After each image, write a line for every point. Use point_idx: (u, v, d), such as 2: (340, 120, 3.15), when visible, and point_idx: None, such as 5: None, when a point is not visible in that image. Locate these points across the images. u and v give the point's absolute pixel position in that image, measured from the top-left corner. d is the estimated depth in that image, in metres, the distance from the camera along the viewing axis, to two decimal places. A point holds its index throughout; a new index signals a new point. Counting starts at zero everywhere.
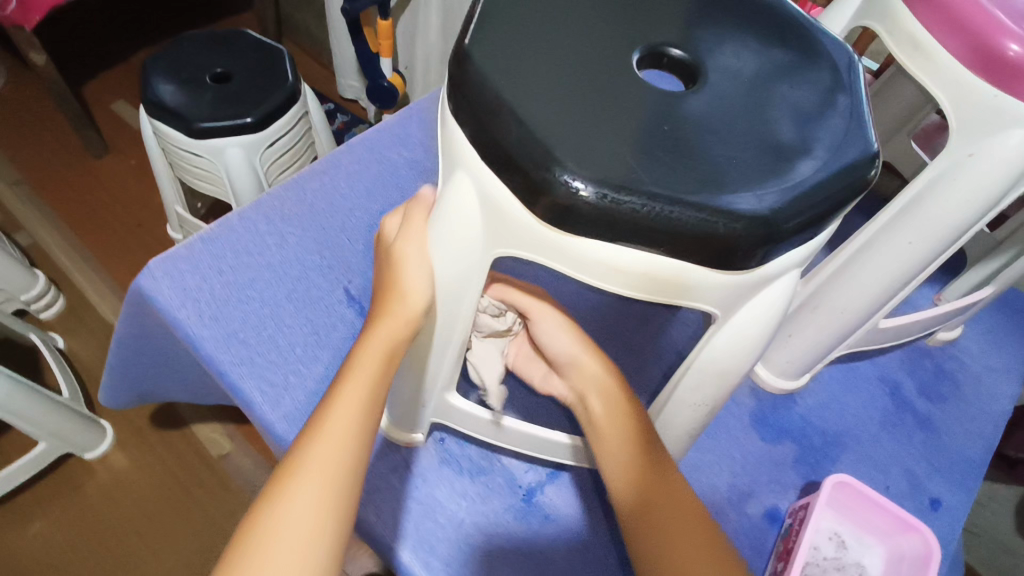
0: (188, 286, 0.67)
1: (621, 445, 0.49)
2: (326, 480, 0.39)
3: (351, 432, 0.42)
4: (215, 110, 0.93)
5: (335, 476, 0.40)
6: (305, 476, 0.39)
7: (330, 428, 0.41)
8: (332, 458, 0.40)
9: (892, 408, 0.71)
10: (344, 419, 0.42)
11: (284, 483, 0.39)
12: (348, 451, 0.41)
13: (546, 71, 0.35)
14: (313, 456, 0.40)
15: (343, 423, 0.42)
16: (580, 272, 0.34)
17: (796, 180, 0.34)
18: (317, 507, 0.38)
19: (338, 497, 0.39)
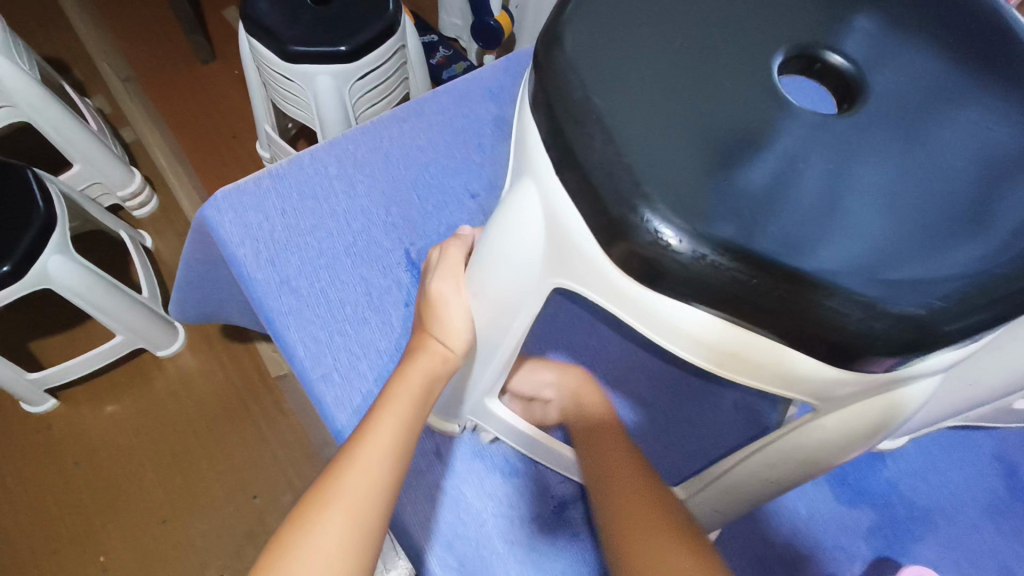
0: (251, 223, 0.65)
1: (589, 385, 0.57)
2: (359, 508, 0.36)
3: (390, 455, 0.39)
4: (311, 34, 0.88)
5: (368, 504, 0.36)
6: (339, 500, 0.36)
7: (369, 451, 0.38)
8: (369, 483, 0.37)
9: (1003, 493, 0.60)
10: (385, 442, 0.39)
11: (317, 506, 0.36)
12: (384, 476, 0.38)
13: (656, 76, 0.28)
14: (350, 478, 0.37)
15: (384, 446, 0.39)
16: (656, 333, 0.29)
17: (965, 267, 0.25)
18: (347, 536, 0.35)
19: (368, 527, 0.36)
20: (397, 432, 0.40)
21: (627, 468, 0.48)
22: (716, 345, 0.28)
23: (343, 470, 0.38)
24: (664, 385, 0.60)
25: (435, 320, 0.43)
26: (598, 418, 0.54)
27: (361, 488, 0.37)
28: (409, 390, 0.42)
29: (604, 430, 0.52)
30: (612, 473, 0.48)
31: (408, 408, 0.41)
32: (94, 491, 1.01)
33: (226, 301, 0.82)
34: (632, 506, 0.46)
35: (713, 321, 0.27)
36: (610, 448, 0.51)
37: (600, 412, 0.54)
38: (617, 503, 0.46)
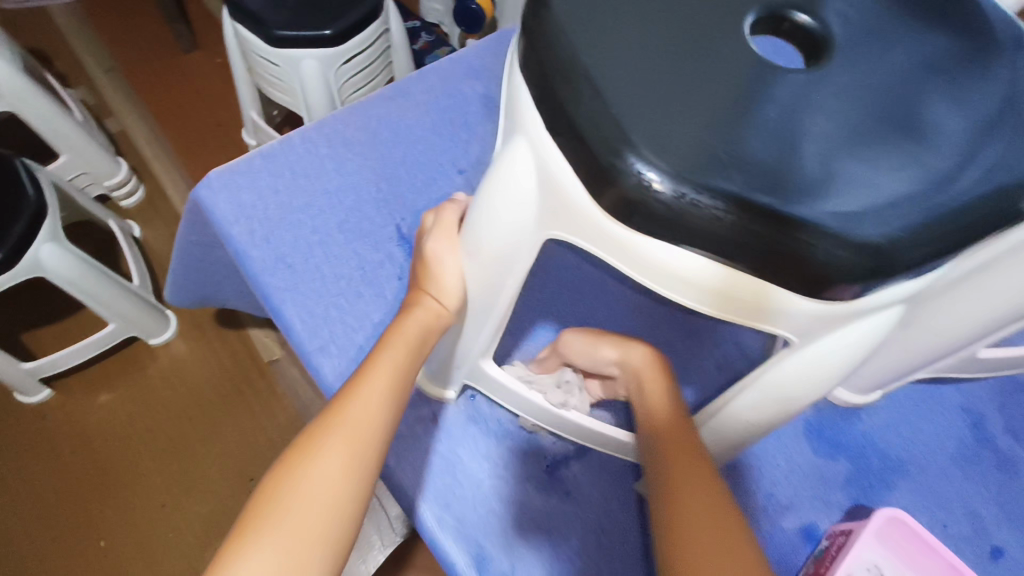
0: (245, 202, 0.66)
1: (655, 383, 0.50)
2: (357, 441, 0.38)
3: (385, 397, 0.41)
4: (295, 19, 0.89)
5: (365, 438, 0.39)
6: (337, 434, 0.38)
7: (365, 392, 0.40)
8: (367, 420, 0.39)
9: (970, 442, 0.63)
10: (381, 385, 0.41)
11: (316, 439, 0.38)
12: (380, 414, 0.40)
13: (637, 35, 0.30)
14: (348, 415, 0.39)
15: (380, 389, 0.41)
16: (638, 273, 0.31)
17: (921, 202, 0.28)
18: (345, 466, 0.37)
19: (365, 459, 0.38)
20: (392, 376, 0.42)
21: (702, 487, 0.42)
22: (691, 279, 0.30)
23: (342, 409, 0.39)
24: (649, 349, 0.63)
25: (429, 280, 0.45)
26: (667, 423, 0.47)
27: (359, 423, 0.39)
28: (404, 342, 0.44)
29: (675, 438, 0.45)
30: (681, 488, 0.42)
31: (404, 357, 0.43)
32: (92, 476, 1.02)
33: (220, 284, 0.83)
34: (699, 526, 0.40)
35: (689, 257, 0.29)
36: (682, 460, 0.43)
37: (671, 418, 0.47)
38: (682, 523, 0.40)
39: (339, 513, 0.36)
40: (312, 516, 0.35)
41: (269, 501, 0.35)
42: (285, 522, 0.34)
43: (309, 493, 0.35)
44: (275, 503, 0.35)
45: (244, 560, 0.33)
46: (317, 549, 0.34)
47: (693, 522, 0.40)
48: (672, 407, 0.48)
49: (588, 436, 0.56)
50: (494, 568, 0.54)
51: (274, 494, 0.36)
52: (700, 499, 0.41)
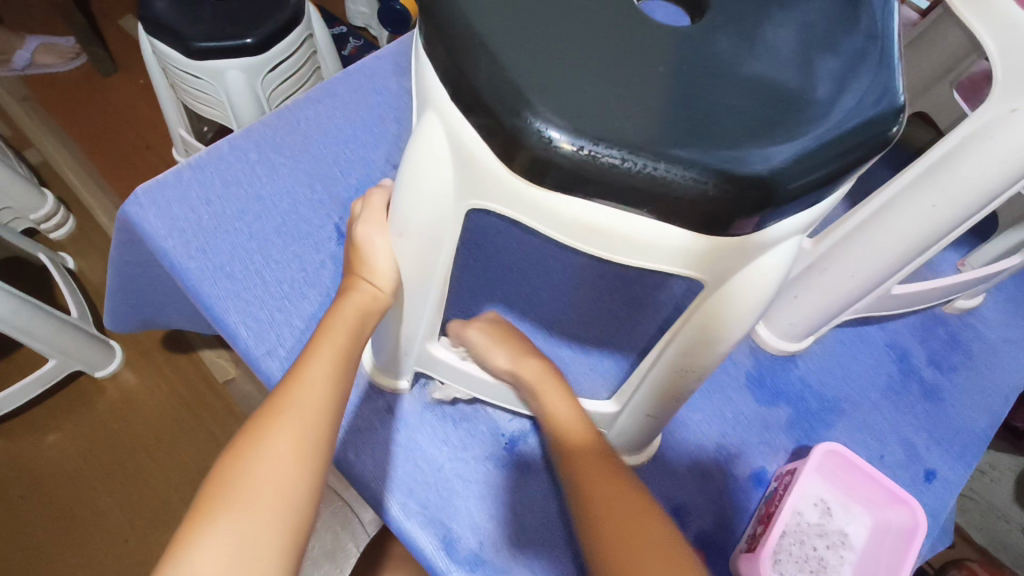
0: (176, 215, 0.65)
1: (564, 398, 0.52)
2: (306, 423, 0.39)
3: (330, 379, 0.42)
4: (213, 29, 0.87)
5: (314, 420, 0.39)
6: (286, 418, 0.39)
7: (311, 377, 0.41)
8: (314, 402, 0.40)
9: (898, 376, 0.68)
10: (324, 370, 0.42)
11: (265, 426, 0.38)
12: (328, 396, 0.41)
13: (528, 4, 0.32)
14: (295, 400, 0.40)
15: (324, 373, 0.42)
16: (553, 229, 0.33)
17: (802, 137, 0.30)
18: (297, 447, 0.38)
19: (316, 439, 0.39)
20: (335, 359, 0.43)
21: (617, 491, 0.46)
22: (602, 229, 0.32)
23: (288, 395, 0.40)
24: (594, 320, 0.65)
25: (363, 266, 0.46)
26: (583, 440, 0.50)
27: (307, 406, 0.40)
28: (343, 327, 0.45)
29: (584, 453, 0.49)
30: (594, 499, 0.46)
31: (345, 340, 0.44)
32: (45, 520, 0.97)
33: (162, 304, 0.81)
34: (612, 525, 0.45)
35: (597, 208, 0.31)
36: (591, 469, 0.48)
37: (581, 434, 0.50)
38: (599, 522, 0.45)
39: (296, 492, 0.36)
40: (269, 498, 0.35)
41: (220, 490, 0.35)
42: (242, 509, 0.35)
43: (263, 477, 0.36)
44: (226, 491, 0.35)
45: (201, 549, 0.33)
46: (277, 529, 0.35)
47: (612, 523, 0.45)
48: (581, 421, 0.51)
49: None
50: (462, 549, 0.55)
51: (226, 483, 0.36)
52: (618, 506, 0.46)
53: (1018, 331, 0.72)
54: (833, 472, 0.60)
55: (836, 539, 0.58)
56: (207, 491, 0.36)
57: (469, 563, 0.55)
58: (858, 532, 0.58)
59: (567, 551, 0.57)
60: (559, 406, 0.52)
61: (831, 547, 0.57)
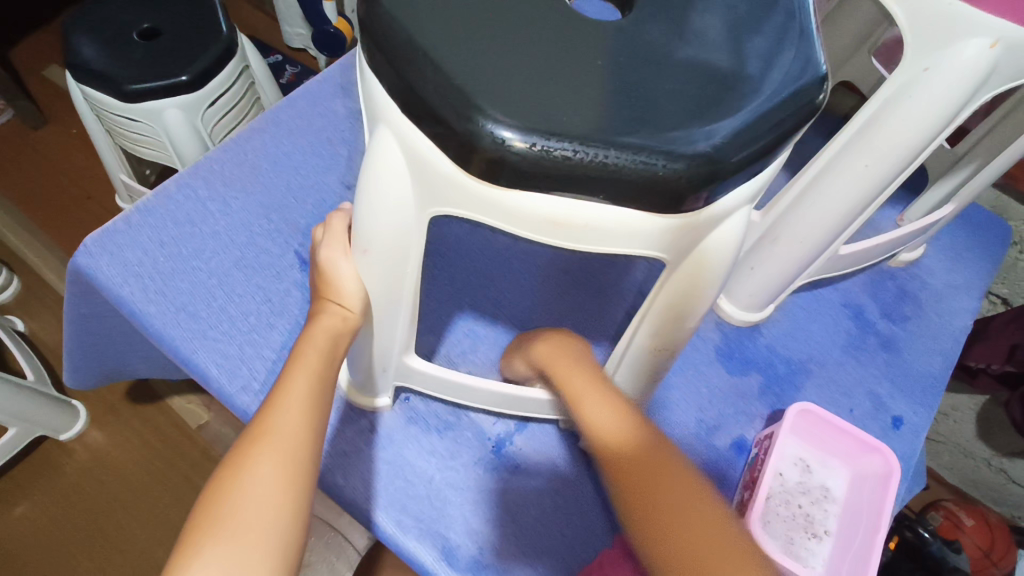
0: (130, 261, 0.64)
1: (599, 404, 0.48)
2: (287, 447, 0.39)
3: (307, 405, 0.42)
4: (146, 69, 0.86)
5: (296, 442, 0.39)
6: (266, 447, 0.38)
7: (289, 399, 0.41)
8: (293, 425, 0.40)
9: (855, 331, 0.71)
10: (301, 396, 0.42)
11: (246, 455, 0.38)
12: (305, 420, 0.41)
13: (465, 14, 0.33)
14: (274, 426, 0.40)
15: (302, 400, 0.42)
16: (513, 225, 0.34)
17: (737, 112, 0.32)
18: (279, 472, 0.38)
19: (299, 463, 0.39)
20: (310, 386, 0.43)
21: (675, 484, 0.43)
22: (559, 220, 0.33)
23: (265, 422, 0.40)
24: (563, 313, 0.66)
25: (330, 287, 0.46)
26: (624, 444, 0.46)
27: (285, 433, 0.40)
28: (319, 349, 0.45)
29: (636, 459, 0.45)
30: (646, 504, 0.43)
31: (322, 364, 0.44)
32: None
33: (125, 356, 0.79)
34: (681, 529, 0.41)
35: (553, 201, 0.33)
36: (650, 472, 0.44)
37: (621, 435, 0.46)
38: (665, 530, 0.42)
39: (283, 512, 0.36)
40: (258, 523, 0.35)
41: (206, 522, 0.35)
42: (230, 538, 0.35)
43: (248, 502, 0.36)
44: (211, 522, 0.35)
45: None
46: (266, 552, 0.35)
47: (686, 526, 0.41)
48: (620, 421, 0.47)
49: (532, 407, 0.58)
50: (463, 557, 0.55)
51: (212, 514, 0.35)
52: (665, 494, 0.43)
53: (960, 275, 0.76)
54: (808, 431, 0.62)
55: (818, 494, 0.61)
56: (192, 525, 0.35)
57: (471, 569, 0.55)
58: (838, 485, 0.61)
59: (565, 542, 0.58)
60: (595, 414, 0.48)
61: (815, 502, 0.60)
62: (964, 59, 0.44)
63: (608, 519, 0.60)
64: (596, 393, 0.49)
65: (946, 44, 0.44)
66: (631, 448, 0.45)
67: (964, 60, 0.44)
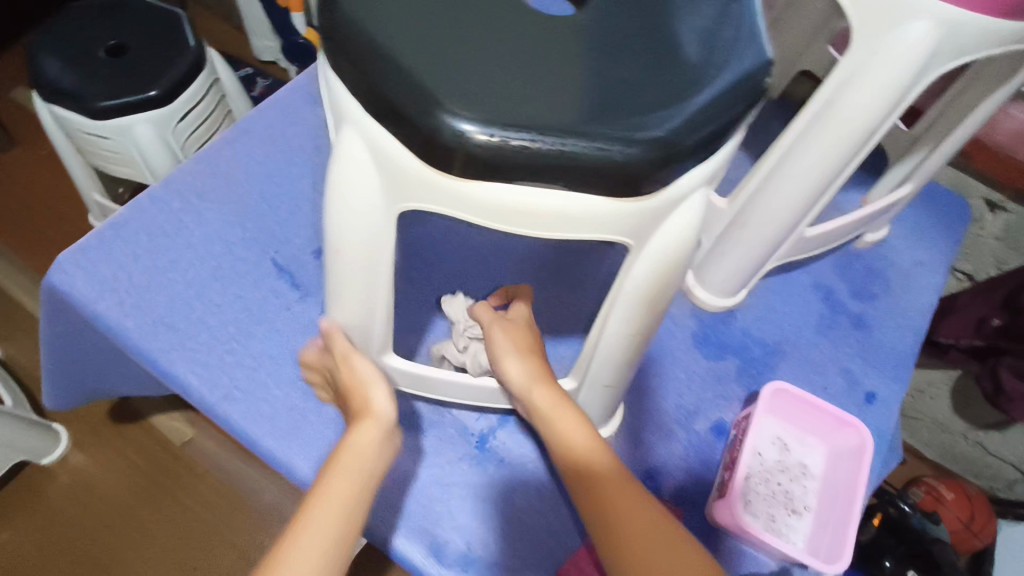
0: (105, 277, 0.64)
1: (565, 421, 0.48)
2: (343, 504, 0.41)
3: (334, 526, 0.40)
4: (114, 86, 0.86)
5: (350, 499, 0.42)
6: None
7: (349, 454, 0.44)
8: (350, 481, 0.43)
9: (826, 312, 0.73)
10: (329, 513, 0.40)
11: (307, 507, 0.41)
12: (357, 476, 0.43)
13: (421, 12, 0.33)
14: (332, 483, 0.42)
15: (327, 519, 0.40)
16: (479, 216, 0.35)
17: (688, 97, 0.33)
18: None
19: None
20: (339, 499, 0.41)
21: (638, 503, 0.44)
22: (524, 209, 0.34)
23: (325, 476, 0.43)
24: (541, 307, 0.67)
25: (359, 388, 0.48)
26: (592, 462, 0.46)
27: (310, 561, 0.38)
28: (353, 452, 0.44)
29: (604, 477, 0.45)
30: (616, 522, 0.43)
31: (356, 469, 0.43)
32: None
33: (105, 376, 0.78)
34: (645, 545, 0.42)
35: (517, 190, 0.34)
36: (615, 491, 0.44)
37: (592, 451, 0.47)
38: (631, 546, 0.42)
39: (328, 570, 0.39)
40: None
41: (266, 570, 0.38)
42: None
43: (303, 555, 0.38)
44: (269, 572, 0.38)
45: None
46: None
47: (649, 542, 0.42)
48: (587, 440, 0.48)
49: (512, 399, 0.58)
50: (451, 552, 0.56)
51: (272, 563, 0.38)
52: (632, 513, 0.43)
53: (924, 253, 0.78)
54: (784, 410, 0.64)
55: (797, 471, 0.62)
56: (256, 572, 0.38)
57: (461, 564, 0.55)
58: (816, 461, 0.63)
59: (553, 533, 0.58)
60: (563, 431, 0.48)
61: (794, 479, 0.61)
62: (910, 40, 0.46)
63: None
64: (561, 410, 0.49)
65: (891, 28, 0.46)
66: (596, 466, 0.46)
67: (910, 42, 0.45)
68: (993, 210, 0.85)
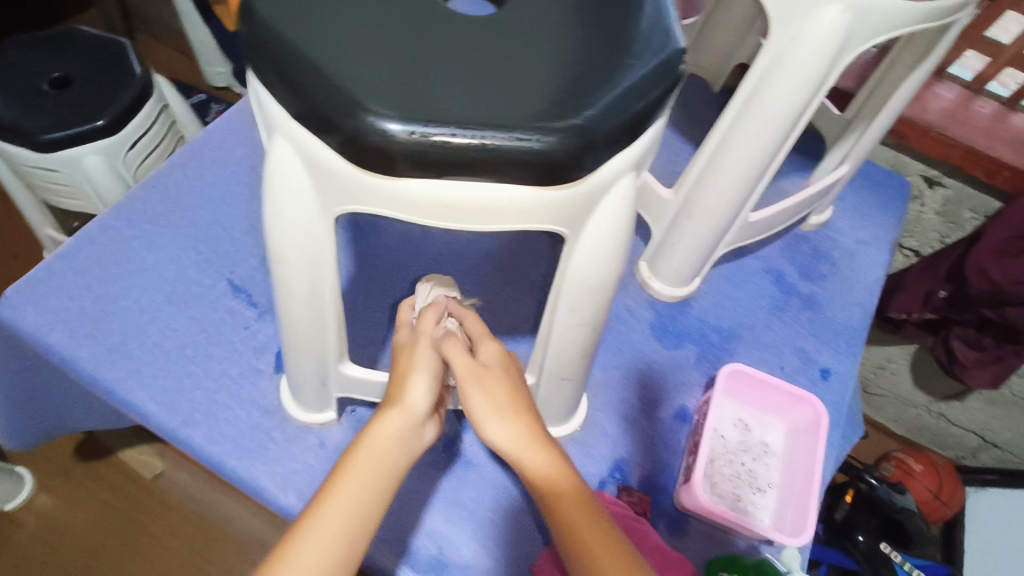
0: (54, 308, 0.62)
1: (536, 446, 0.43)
2: (349, 524, 0.37)
3: (328, 567, 0.36)
4: (59, 118, 0.84)
5: (358, 519, 0.38)
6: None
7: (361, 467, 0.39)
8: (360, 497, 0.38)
9: (779, 294, 0.75)
10: (324, 548, 0.36)
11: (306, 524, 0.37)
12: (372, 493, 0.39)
13: (340, 19, 0.34)
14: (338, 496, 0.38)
15: (321, 555, 0.36)
16: (413, 214, 0.36)
17: (604, 87, 0.34)
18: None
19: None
20: (345, 513, 0.37)
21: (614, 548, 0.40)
22: (455, 204, 0.35)
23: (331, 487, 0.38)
24: (500, 308, 0.68)
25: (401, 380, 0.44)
26: (564, 496, 0.41)
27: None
28: (371, 457, 0.39)
29: (576, 513, 0.41)
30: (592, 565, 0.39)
31: (372, 479, 0.39)
32: None
33: (64, 411, 0.76)
34: None
35: (446, 186, 0.34)
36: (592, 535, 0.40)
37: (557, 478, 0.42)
38: None
39: None
40: None
41: None
42: None
43: None
44: None
45: None
46: None
47: None
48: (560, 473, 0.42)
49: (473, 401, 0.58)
50: (423, 558, 0.55)
51: None
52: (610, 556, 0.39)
53: (868, 231, 0.81)
54: (741, 392, 0.65)
55: (759, 450, 0.63)
56: None
57: (433, 569, 0.55)
58: (776, 439, 0.64)
59: (525, 532, 0.58)
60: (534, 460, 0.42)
61: (757, 458, 0.63)
62: (823, 24, 0.48)
63: None
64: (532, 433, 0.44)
65: (805, 13, 0.48)
66: (570, 503, 0.41)
67: (825, 26, 0.47)
68: (931, 185, 0.88)
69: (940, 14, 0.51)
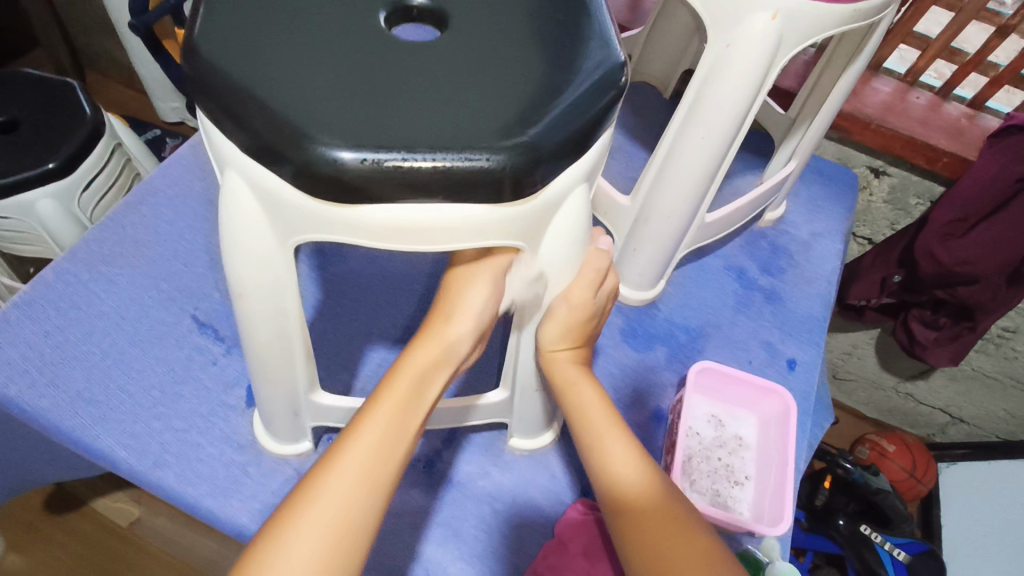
0: (12, 359, 0.61)
1: (620, 443, 0.48)
2: (394, 427, 0.41)
3: (375, 465, 0.40)
4: (8, 164, 0.83)
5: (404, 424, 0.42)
6: (322, 504, 0.37)
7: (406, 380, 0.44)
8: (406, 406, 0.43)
9: (741, 291, 0.77)
10: (372, 447, 0.40)
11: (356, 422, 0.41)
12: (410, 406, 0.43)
13: (284, 54, 0.35)
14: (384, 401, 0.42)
15: (371, 451, 0.40)
16: (370, 239, 0.36)
17: (548, 102, 0.35)
18: (325, 543, 0.36)
19: (348, 543, 0.37)
20: (390, 419, 0.41)
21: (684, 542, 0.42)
22: (411, 226, 0.36)
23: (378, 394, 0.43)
24: None
25: (449, 312, 0.48)
26: (644, 491, 0.46)
27: (347, 492, 0.38)
28: (413, 377, 0.44)
29: (650, 507, 0.45)
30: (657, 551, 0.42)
31: (407, 394, 0.43)
32: None
33: (32, 463, 0.74)
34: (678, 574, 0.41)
35: (400, 210, 0.35)
36: (662, 532, 0.43)
37: (642, 479, 0.46)
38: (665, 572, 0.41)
39: (372, 494, 0.39)
40: (347, 494, 0.38)
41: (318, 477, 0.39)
42: (323, 499, 0.37)
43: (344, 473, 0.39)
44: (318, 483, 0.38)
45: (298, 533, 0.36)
46: (348, 524, 0.37)
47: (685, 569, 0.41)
48: (643, 470, 0.47)
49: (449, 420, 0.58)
50: None
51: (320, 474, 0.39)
52: (676, 545, 0.42)
53: (822, 223, 0.84)
54: (712, 388, 0.67)
55: (734, 444, 0.65)
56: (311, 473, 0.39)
57: None
58: (749, 432, 0.66)
59: (511, 546, 0.57)
60: (616, 455, 0.48)
61: (732, 452, 0.64)
62: (755, 30, 0.50)
63: (549, 513, 0.60)
64: (613, 428, 0.50)
65: (738, 21, 0.50)
66: (647, 501, 0.45)
67: (757, 32, 0.50)
68: (877, 175, 0.91)
69: (864, 14, 0.53)
